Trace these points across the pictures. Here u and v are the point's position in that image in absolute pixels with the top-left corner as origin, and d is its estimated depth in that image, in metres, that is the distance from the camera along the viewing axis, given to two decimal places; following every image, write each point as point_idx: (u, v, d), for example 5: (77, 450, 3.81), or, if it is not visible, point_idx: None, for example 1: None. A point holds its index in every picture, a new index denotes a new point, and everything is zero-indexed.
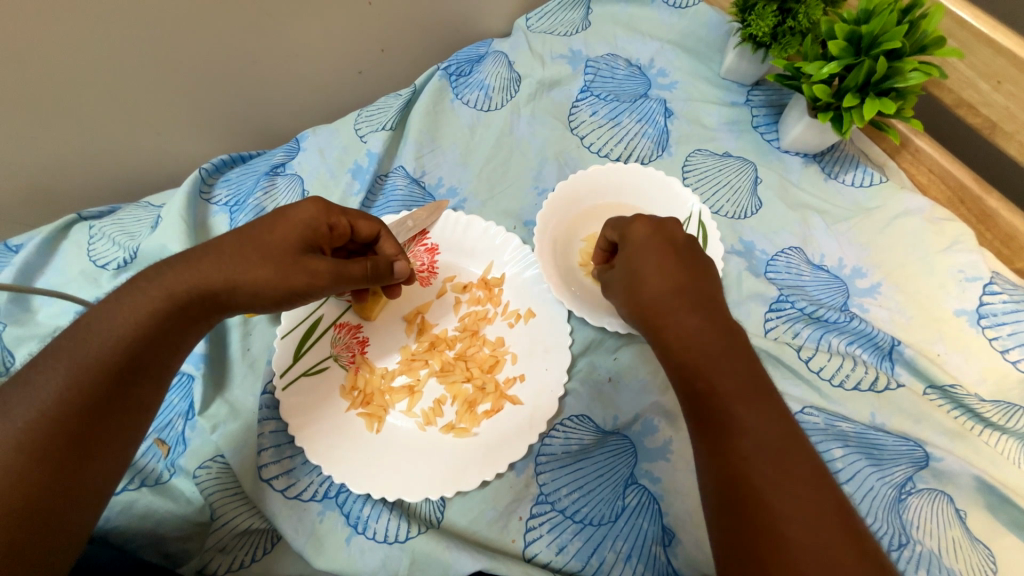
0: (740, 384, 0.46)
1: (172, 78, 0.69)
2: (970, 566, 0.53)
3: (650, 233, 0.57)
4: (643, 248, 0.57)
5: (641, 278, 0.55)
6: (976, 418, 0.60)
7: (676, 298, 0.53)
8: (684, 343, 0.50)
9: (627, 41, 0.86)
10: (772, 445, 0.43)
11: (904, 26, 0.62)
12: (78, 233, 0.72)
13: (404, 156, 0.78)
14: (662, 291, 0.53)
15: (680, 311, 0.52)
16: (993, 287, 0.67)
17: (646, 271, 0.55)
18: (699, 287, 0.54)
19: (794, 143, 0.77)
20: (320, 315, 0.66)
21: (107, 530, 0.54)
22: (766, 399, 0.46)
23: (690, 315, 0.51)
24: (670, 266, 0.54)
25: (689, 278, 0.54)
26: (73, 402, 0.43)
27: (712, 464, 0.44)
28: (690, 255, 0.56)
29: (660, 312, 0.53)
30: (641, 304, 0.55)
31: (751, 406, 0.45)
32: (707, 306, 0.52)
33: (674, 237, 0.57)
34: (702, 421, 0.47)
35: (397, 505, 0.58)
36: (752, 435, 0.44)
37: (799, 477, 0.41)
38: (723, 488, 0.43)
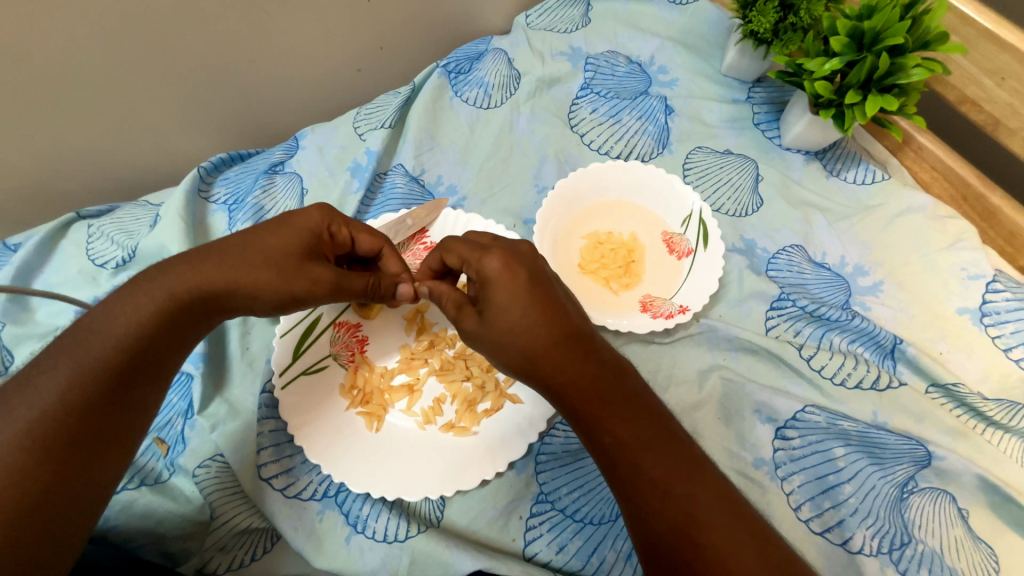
0: (633, 430, 0.44)
1: (170, 76, 0.69)
2: (973, 566, 0.53)
3: (513, 275, 0.48)
4: (506, 284, 0.48)
5: (518, 333, 0.46)
6: (978, 417, 0.60)
7: (558, 351, 0.46)
8: (577, 397, 0.45)
9: (628, 39, 0.86)
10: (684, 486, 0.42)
11: (906, 22, 0.62)
12: (76, 232, 0.71)
13: (403, 154, 0.77)
14: (545, 345, 0.46)
15: (563, 363, 0.46)
16: (995, 285, 0.66)
17: (524, 325, 0.46)
18: (561, 324, 0.47)
19: (796, 140, 0.76)
20: (319, 314, 0.65)
21: (106, 529, 0.54)
22: (669, 443, 0.44)
23: (580, 367, 0.46)
24: (539, 308, 0.47)
25: (564, 317, 0.47)
26: (75, 403, 0.43)
27: (640, 525, 0.42)
28: (558, 293, 0.49)
29: (551, 369, 0.46)
30: (524, 362, 0.47)
31: (659, 456, 0.43)
32: (584, 344, 0.47)
33: (513, 262, 0.49)
34: (616, 481, 0.44)
35: (397, 505, 0.57)
36: (666, 493, 0.42)
37: (723, 524, 0.41)
38: (658, 549, 0.41)
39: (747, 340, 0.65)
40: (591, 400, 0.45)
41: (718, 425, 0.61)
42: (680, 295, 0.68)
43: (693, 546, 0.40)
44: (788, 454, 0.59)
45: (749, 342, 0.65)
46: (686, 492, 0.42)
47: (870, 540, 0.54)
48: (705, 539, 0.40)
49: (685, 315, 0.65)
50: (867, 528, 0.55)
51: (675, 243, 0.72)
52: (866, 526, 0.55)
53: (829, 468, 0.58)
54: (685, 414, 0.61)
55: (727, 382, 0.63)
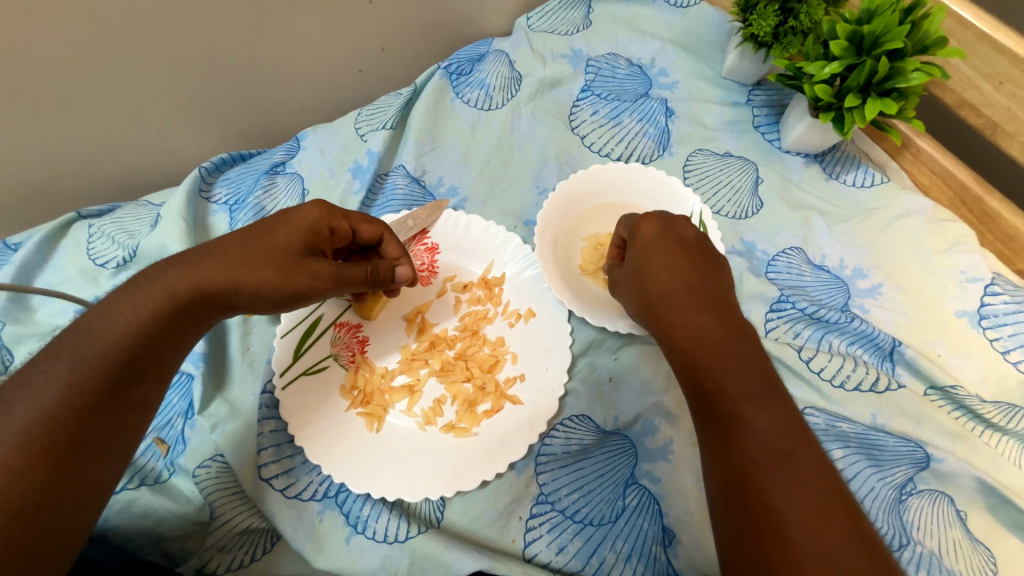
0: (746, 386, 0.47)
1: (171, 76, 0.69)
2: (970, 567, 0.53)
3: (662, 233, 0.58)
4: (648, 238, 0.58)
5: (653, 274, 0.56)
6: (976, 419, 0.60)
7: (684, 295, 0.54)
8: (688, 338, 0.52)
9: (629, 41, 0.86)
10: (782, 448, 0.43)
11: (906, 26, 0.62)
12: (77, 231, 0.71)
13: (404, 155, 0.78)
14: (672, 288, 0.55)
15: (688, 307, 0.53)
16: (994, 288, 0.66)
17: (658, 267, 0.56)
18: (718, 291, 0.55)
19: (796, 143, 0.77)
20: (320, 315, 0.66)
21: (107, 529, 0.54)
22: (774, 401, 0.46)
23: (699, 314, 0.53)
24: (682, 266, 0.56)
25: (703, 281, 0.55)
26: (75, 402, 0.43)
27: (719, 461, 0.45)
28: (701, 255, 0.57)
29: (668, 309, 0.54)
30: (651, 298, 0.56)
31: (760, 408, 0.46)
32: (723, 313, 0.53)
33: (684, 237, 0.58)
34: (710, 421, 0.47)
35: (397, 505, 0.57)
36: (759, 437, 0.44)
37: (806, 475, 0.42)
38: (730, 484, 0.43)
39: None
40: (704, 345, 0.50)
41: None
42: None
43: (762, 492, 0.41)
44: None
45: None
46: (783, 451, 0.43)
47: None
48: (779, 493, 0.41)
49: None
50: None
51: None
52: None
53: None
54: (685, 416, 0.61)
55: None
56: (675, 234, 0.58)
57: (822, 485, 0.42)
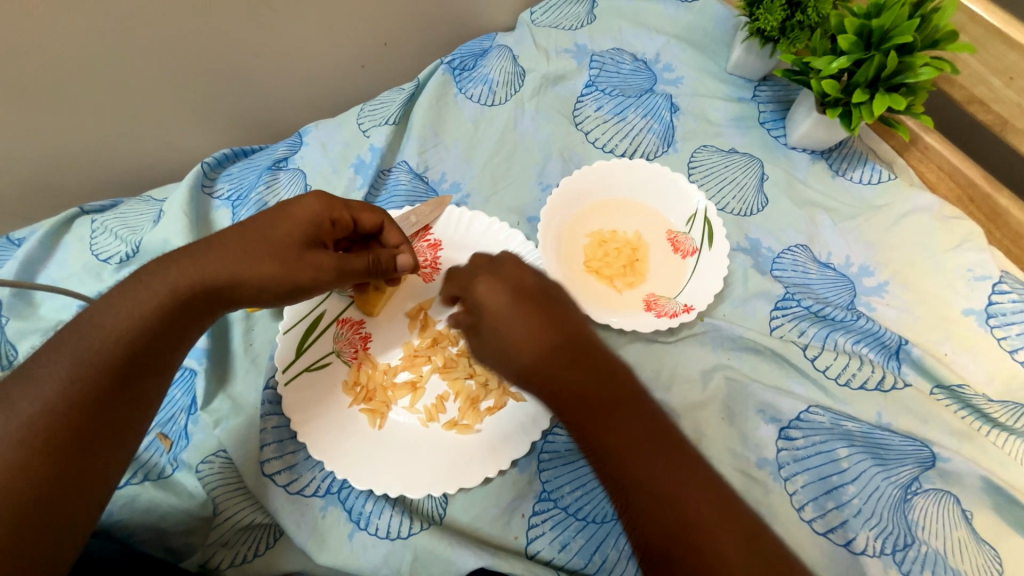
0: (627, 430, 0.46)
1: (173, 72, 0.69)
2: (976, 568, 0.53)
3: (505, 292, 0.54)
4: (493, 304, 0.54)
5: (514, 342, 0.51)
6: (983, 418, 0.60)
7: (553, 360, 0.49)
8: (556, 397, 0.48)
9: (633, 36, 0.86)
10: (683, 491, 0.43)
11: (915, 20, 0.61)
12: (80, 226, 0.71)
13: (408, 150, 0.77)
14: (540, 356, 0.50)
15: (560, 374, 0.49)
16: (1002, 286, 0.66)
17: (518, 334, 0.51)
18: (574, 339, 0.51)
19: (802, 139, 0.76)
20: (323, 310, 0.66)
21: (111, 524, 0.54)
22: (658, 440, 0.46)
23: (569, 376, 0.48)
24: (539, 325, 0.51)
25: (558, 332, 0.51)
26: (79, 396, 0.43)
27: (639, 529, 0.44)
28: (550, 304, 0.53)
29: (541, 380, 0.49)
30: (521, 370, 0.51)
31: (647, 454, 0.45)
32: (582, 355, 0.50)
33: (518, 288, 0.54)
34: (614, 485, 0.45)
35: (400, 501, 0.58)
36: (660, 486, 0.43)
37: (714, 505, 0.43)
38: (655, 548, 0.43)
39: (752, 340, 0.65)
40: (577, 401, 0.47)
41: (720, 425, 0.61)
42: (683, 295, 0.68)
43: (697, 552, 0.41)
44: (791, 454, 0.59)
45: (752, 342, 0.65)
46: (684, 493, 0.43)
47: (873, 541, 0.54)
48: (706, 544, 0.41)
49: (688, 314, 0.65)
50: (870, 529, 0.55)
51: (680, 242, 0.72)
52: (869, 527, 0.55)
53: (833, 468, 0.58)
54: (687, 414, 0.61)
55: (730, 382, 0.63)
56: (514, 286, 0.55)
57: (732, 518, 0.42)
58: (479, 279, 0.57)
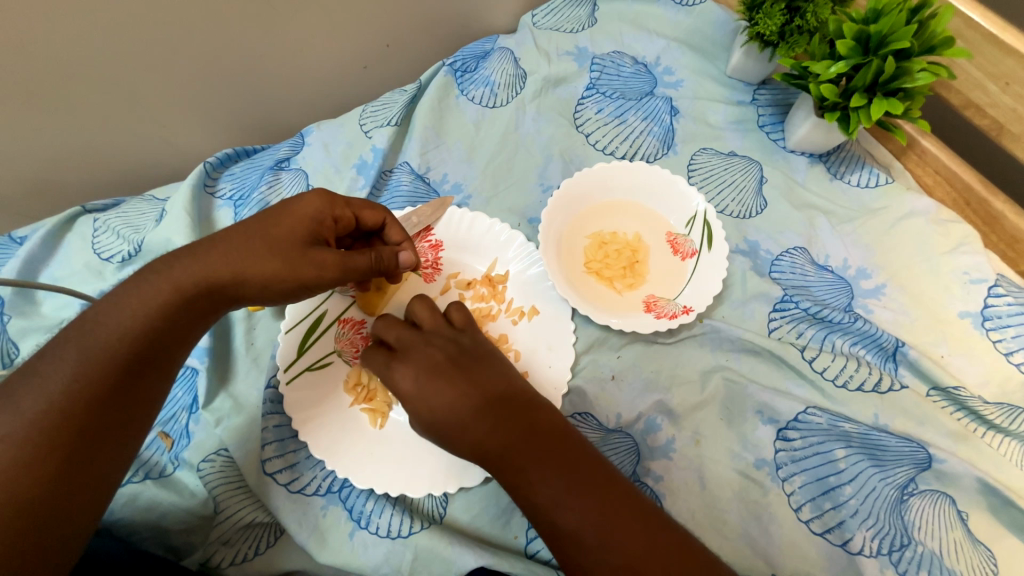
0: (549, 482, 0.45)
1: (177, 72, 0.69)
2: (971, 568, 0.54)
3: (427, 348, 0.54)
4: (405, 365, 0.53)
5: (437, 400, 0.50)
6: (978, 420, 0.60)
7: (474, 416, 0.49)
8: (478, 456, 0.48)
9: (634, 39, 0.86)
10: (617, 543, 0.42)
11: (913, 26, 0.62)
12: (82, 225, 0.72)
13: (409, 152, 0.78)
14: (461, 413, 0.49)
15: (479, 432, 0.48)
16: (998, 289, 0.66)
17: (438, 392, 0.50)
18: (494, 392, 0.51)
19: (801, 143, 0.76)
20: (325, 310, 0.66)
21: (112, 522, 0.54)
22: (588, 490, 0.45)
23: (492, 432, 0.48)
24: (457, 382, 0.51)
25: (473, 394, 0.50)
26: (83, 394, 0.43)
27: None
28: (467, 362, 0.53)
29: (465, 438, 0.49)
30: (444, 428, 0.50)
31: (577, 508, 0.44)
32: (501, 411, 0.49)
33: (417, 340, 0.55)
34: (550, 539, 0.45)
35: (401, 501, 0.58)
36: (592, 542, 0.43)
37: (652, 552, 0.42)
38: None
39: (751, 341, 0.65)
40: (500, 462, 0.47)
41: (719, 425, 0.61)
42: (683, 296, 0.69)
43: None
44: (789, 455, 0.59)
45: (751, 344, 0.65)
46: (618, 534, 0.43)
47: (869, 541, 0.55)
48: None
49: (687, 315, 0.66)
50: (866, 530, 0.55)
51: (679, 244, 0.73)
52: (866, 528, 0.55)
53: (830, 469, 0.58)
54: (686, 415, 0.62)
55: (729, 383, 0.63)
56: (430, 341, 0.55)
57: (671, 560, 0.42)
58: (393, 331, 0.57)
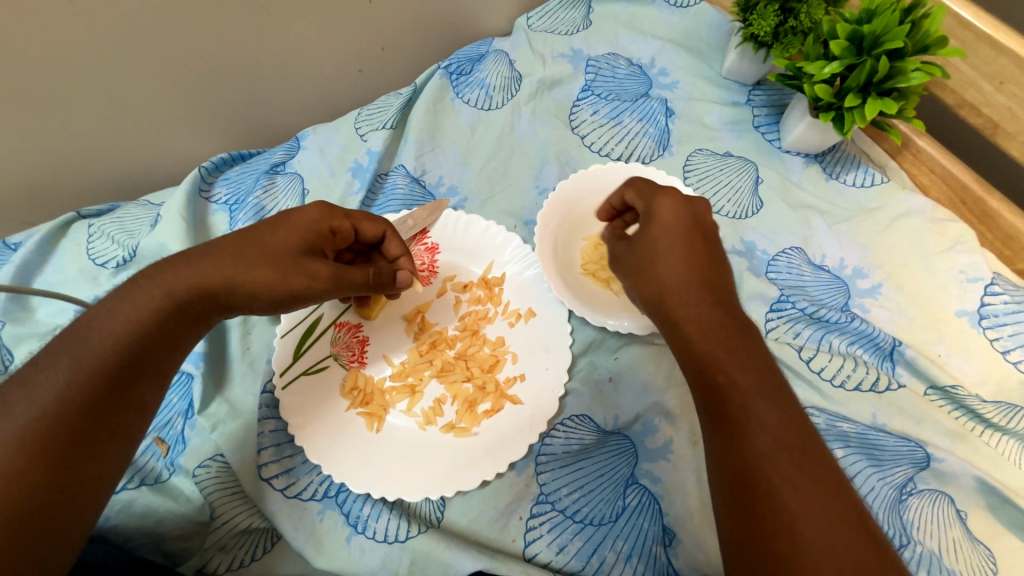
0: (752, 376, 0.46)
1: (170, 76, 0.69)
2: (971, 567, 0.53)
3: (678, 216, 0.55)
4: (702, 251, 0.53)
5: (659, 262, 0.53)
6: (976, 419, 0.60)
7: (692, 285, 0.52)
8: (703, 334, 0.49)
9: (629, 41, 0.86)
10: (791, 445, 0.43)
11: (906, 25, 0.62)
12: (77, 231, 0.71)
13: (404, 155, 0.78)
14: (679, 277, 0.52)
15: (699, 298, 0.51)
16: (994, 288, 0.67)
17: (667, 258, 0.53)
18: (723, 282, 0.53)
19: (796, 143, 0.77)
20: (320, 315, 0.66)
21: (106, 529, 0.54)
22: (779, 394, 0.46)
23: (704, 304, 0.51)
24: (678, 259, 0.53)
25: (702, 278, 0.52)
26: (76, 401, 0.43)
27: (726, 465, 0.44)
28: (711, 251, 0.54)
29: (675, 299, 0.52)
30: (653, 287, 0.54)
31: (771, 402, 0.45)
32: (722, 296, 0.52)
33: (699, 225, 0.55)
34: (717, 418, 0.46)
35: (397, 505, 0.57)
36: (768, 432, 0.43)
37: (817, 474, 0.42)
38: (736, 477, 0.43)
39: None
40: (695, 335, 0.50)
41: None
42: None
43: (769, 492, 0.41)
44: None
45: None
46: (788, 442, 0.43)
47: None
48: (797, 502, 0.40)
49: None
50: None
51: None
52: None
53: None
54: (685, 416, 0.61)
55: None
56: (682, 228, 0.54)
57: (829, 481, 0.41)
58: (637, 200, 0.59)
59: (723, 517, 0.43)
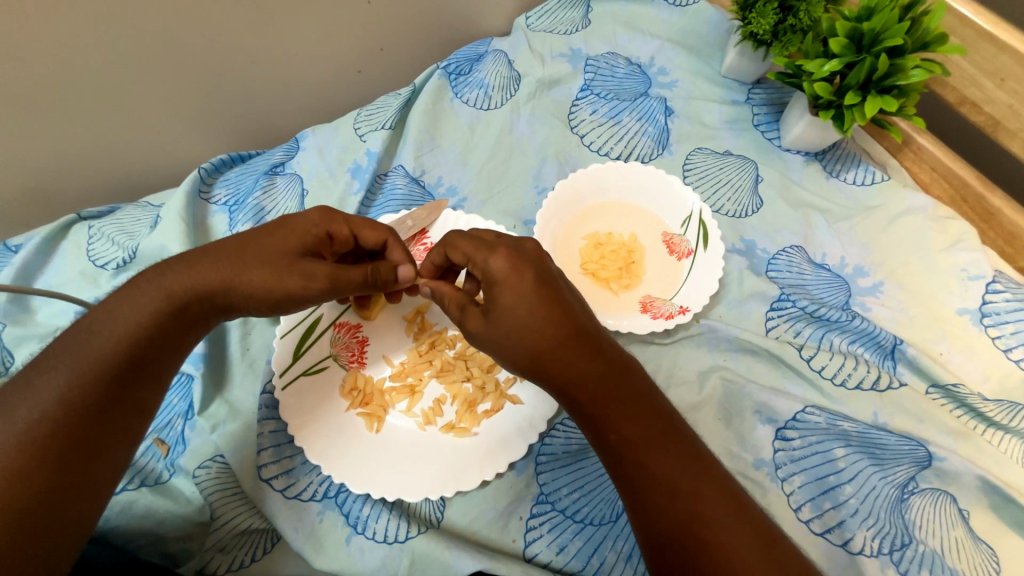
0: (641, 430, 0.45)
1: (169, 78, 0.69)
2: (973, 566, 0.53)
3: (519, 274, 0.47)
4: (560, 304, 0.47)
5: (521, 331, 0.46)
6: (978, 417, 0.60)
7: (561, 349, 0.46)
8: (589, 398, 0.46)
9: (628, 40, 0.86)
10: (695, 491, 0.43)
11: (906, 23, 0.62)
12: (77, 233, 0.71)
13: (403, 155, 0.78)
14: (546, 343, 0.46)
15: (571, 363, 0.46)
16: (995, 285, 0.66)
17: (527, 324, 0.46)
18: (588, 329, 0.47)
19: (796, 142, 0.76)
20: (319, 315, 0.66)
21: (106, 530, 0.54)
22: (670, 437, 0.45)
23: (580, 366, 0.46)
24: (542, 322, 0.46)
25: (571, 334, 0.47)
26: (75, 402, 0.43)
27: (647, 527, 0.43)
28: (566, 298, 0.48)
29: (548, 366, 0.47)
30: (524, 357, 0.47)
31: (665, 450, 0.45)
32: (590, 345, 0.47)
33: (547, 272, 0.49)
34: (625, 482, 0.45)
35: (397, 506, 0.57)
36: (672, 487, 0.43)
37: (725, 507, 0.43)
38: (658, 541, 0.43)
39: (747, 341, 0.65)
40: (582, 397, 0.46)
41: (718, 426, 0.61)
42: (681, 295, 0.68)
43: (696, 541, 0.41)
44: (788, 455, 0.59)
45: (749, 343, 0.65)
46: (687, 490, 0.43)
47: (870, 541, 0.54)
48: (717, 544, 0.41)
49: (685, 316, 0.65)
50: (867, 529, 0.55)
51: (675, 244, 0.72)
52: (866, 528, 0.55)
53: (829, 468, 0.58)
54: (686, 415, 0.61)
55: (726, 382, 0.63)
56: (532, 285, 0.47)
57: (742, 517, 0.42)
58: (460, 250, 0.52)
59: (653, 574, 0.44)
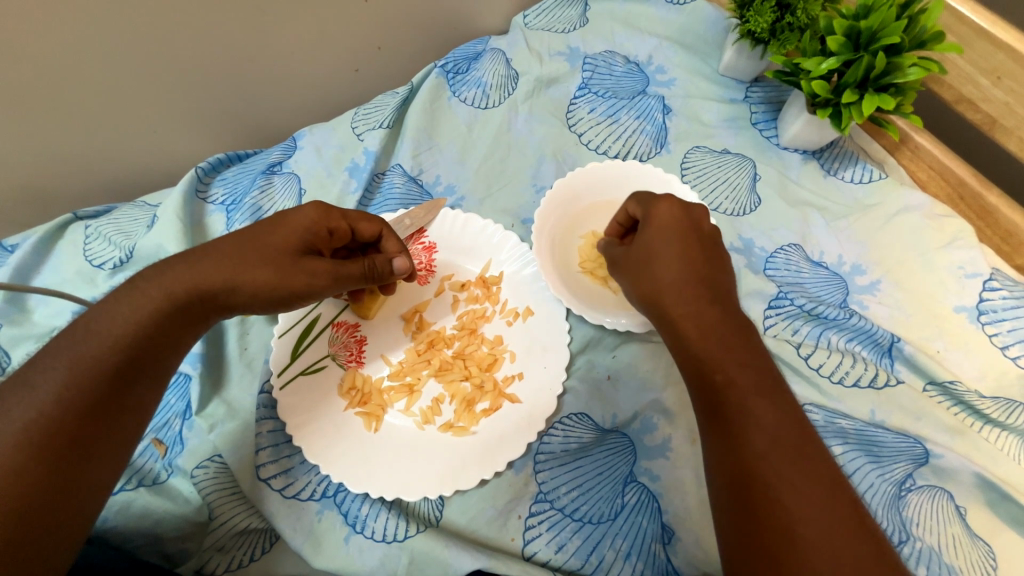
0: (751, 378, 0.48)
1: (166, 77, 0.69)
2: (970, 563, 0.53)
3: (678, 223, 0.58)
4: (700, 258, 0.56)
5: (662, 266, 0.56)
6: (975, 415, 0.60)
7: (690, 287, 0.54)
8: (700, 333, 0.51)
9: (625, 38, 0.86)
10: (787, 442, 0.44)
11: (903, 21, 0.62)
12: (74, 232, 0.71)
13: (401, 154, 0.77)
14: (677, 280, 0.55)
15: (695, 301, 0.53)
16: (992, 283, 0.66)
17: (670, 261, 0.56)
18: (721, 286, 0.55)
19: (793, 140, 0.76)
20: (318, 314, 0.66)
21: (105, 530, 0.54)
22: (776, 393, 0.48)
23: (703, 307, 0.53)
24: (691, 260, 0.56)
25: (704, 283, 0.55)
26: (74, 402, 0.43)
27: (725, 458, 0.46)
28: (709, 255, 0.57)
29: (673, 300, 0.54)
30: (652, 288, 0.56)
31: (768, 401, 0.47)
32: (716, 297, 0.54)
33: (700, 233, 0.58)
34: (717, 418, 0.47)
35: (396, 505, 0.57)
36: (765, 430, 0.45)
37: (813, 471, 0.43)
38: (734, 475, 0.45)
39: None
40: (691, 332, 0.52)
41: None
42: None
43: (767, 486, 0.43)
44: None
45: None
46: (781, 441, 0.44)
47: None
48: (790, 495, 0.42)
49: None
50: None
51: None
52: None
53: None
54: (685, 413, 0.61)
55: None
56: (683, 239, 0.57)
57: (826, 479, 0.43)
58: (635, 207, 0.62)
59: (721, 507, 0.45)
